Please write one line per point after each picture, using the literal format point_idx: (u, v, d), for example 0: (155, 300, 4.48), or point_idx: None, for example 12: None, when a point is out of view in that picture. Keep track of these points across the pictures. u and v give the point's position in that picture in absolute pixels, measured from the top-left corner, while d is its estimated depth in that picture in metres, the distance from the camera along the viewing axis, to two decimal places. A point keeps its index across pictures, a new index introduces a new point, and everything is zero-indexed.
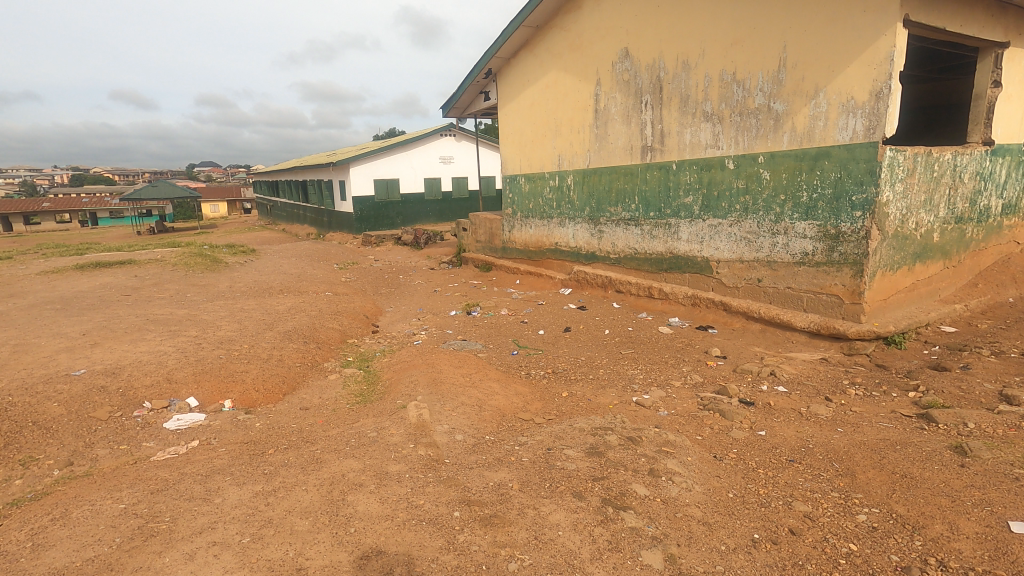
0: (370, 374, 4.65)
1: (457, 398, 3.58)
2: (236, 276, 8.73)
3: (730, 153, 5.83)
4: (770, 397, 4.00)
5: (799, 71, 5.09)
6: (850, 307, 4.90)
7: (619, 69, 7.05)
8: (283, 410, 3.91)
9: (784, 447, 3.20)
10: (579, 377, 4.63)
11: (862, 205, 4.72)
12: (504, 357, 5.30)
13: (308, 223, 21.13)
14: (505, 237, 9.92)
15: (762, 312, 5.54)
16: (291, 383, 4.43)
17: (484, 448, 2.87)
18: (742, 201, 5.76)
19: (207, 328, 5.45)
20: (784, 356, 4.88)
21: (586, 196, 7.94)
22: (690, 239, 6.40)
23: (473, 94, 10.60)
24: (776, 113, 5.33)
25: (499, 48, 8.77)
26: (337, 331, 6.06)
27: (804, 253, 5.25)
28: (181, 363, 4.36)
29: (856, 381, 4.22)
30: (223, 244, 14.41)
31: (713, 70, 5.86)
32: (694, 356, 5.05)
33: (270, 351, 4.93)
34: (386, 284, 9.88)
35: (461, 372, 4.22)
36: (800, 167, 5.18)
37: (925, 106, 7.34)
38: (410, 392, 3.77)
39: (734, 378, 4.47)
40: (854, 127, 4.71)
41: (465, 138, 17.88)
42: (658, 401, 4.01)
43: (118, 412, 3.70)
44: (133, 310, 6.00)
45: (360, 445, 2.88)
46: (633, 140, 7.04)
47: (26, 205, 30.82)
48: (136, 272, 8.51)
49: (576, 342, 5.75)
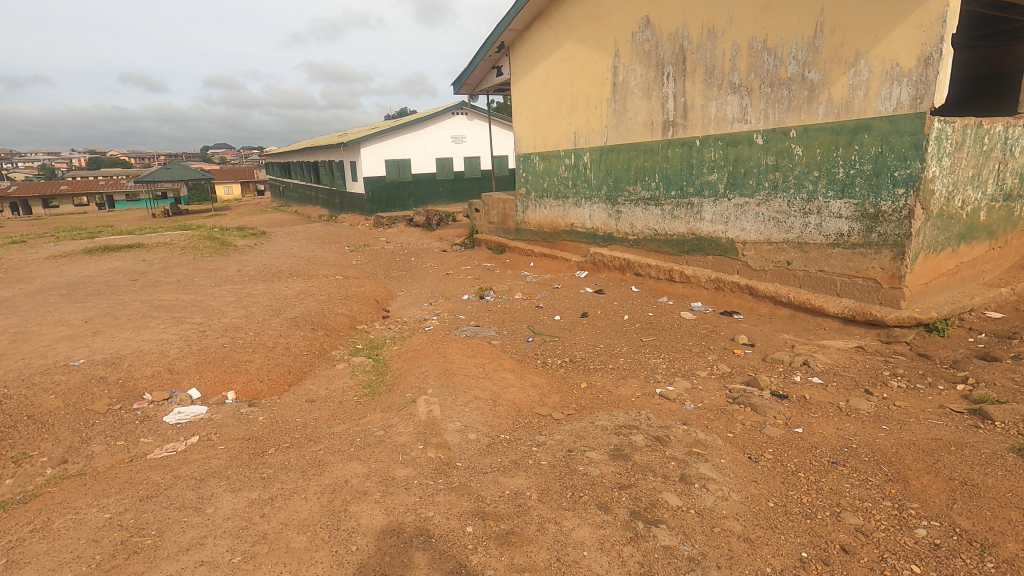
0: (379, 364, 4.46)
1: (470, 392, 3.36)
2: (245, 260, 8.58)
3: (758, 127, 5.47)
4: (805, 390, 3.73)
5: (836, 36, 4.70)
6: (889, 292, 4.59)
7: (639, 39, 6.67)
8: (288, 403, 3.73)
9: (825, 447, 2.94)
10: (598, 367, 4.40)
11: (905, 181, 4.37)
12: (519, 344, 5.07)
13: (319, 205, 20.94)
14: (518, 218, 9.63)
15: (792, 297, 5.23)
16: (297, 373, 4.24)
17: (498, 449, 2.66)
18: (772, 178, 5.42)
19: (212, 315, 5.29)
20: (816, 344, 4.58)
21: (603, 174, 7.61)
22: (714, 219, 6.07)
23: (484, 69, 10.22)
24: (811, 83, 4.95)
25: (511, 20, 8.37)
26: (346, 317, 5.87)
27: (839, 234, 4.91)
28: (184, 352, 4.20)
29: (898, 372, 3.93)
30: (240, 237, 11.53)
31: (742, 38, 5.47)
32: (719, 343, 4.78)
33: (276, 339, 4.75)
34: (398, 267, 9.67)
35: (475, 363, 4.01)
36: (837, 142, 4.82)
37: (978, 75, 6.93)
38: (420, 385, 3.56)
39: (764, 368, 4.20)
40: (899, 97, 4.34)
41: (477, 117, 17.49)
42: (683, 394, 3.78)
43: (116, 405, 3.55)
44: (140, 296, 5.88)
45: (366, 446, 2.67)
46: (654, 115, 6.68)
47: (43, 188, 31.10)
48: (144, 256, 8.38)
49: (595, 328, 5.50)
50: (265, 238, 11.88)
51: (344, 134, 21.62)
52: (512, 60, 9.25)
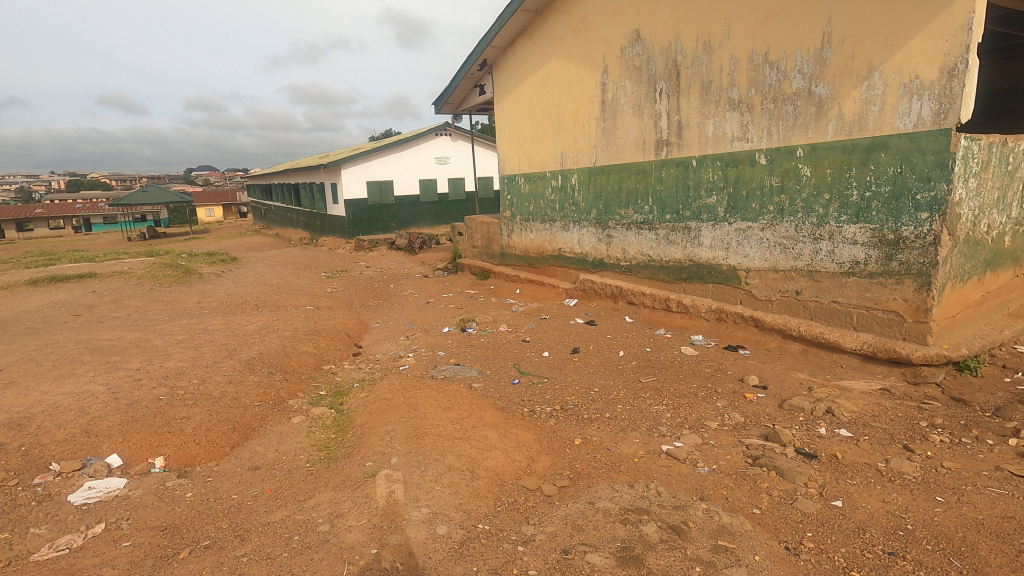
0: (342, 417, 3.86)
1: (442, 461, 2.80)
2: (208, 290, 7.96)
3: (761, 146, 5.05)
4: (835, 446, 3.21)
5: (847, 47, 4.31)
6: (913, 326, 4.13)
7: (629, 54, 6.28)
8: (226, 472, 3.13)
9: (875, 529, 2.42)
10: (594, 417, 3.85)
11: (928, 205, 3.96)
12: (503, 387, 4.51)
13: (300, 228, 20.37)
14: (504, 242, 9.13)
15: (802, 331, 4.76)
16: (243, 431, 3.63)
17: (474, 550, 2.11)
18: (777, 201, 4.98)
19: (155, 358, 4.66)
20: (837, 386, 4.09)
21: (592, 197, 7.16)
22: (713, 245, 5.62)
23: (466, 88, 9.82)
24: (819, 98, 4.54)
25: (494, 36, 7.98)
26: (311, 357, 5.28)
27: (854, 262, 4.47)
28: (109, 408, 3.57)
29: (936, 422, 3.43)
30: (206, 268, 10.12)
31: (741, 51, 5.08)
32: (728, 385, 4.26)
33: (224, 387, 4.14)
34: (376, 295, 9.09)
35: (452, 418, 3.43)
36: (849, 161, 4.40)
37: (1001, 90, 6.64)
38: (384, 450, 3.00)
39: (783, 417, 3.68)
40: (919, 112, 3.94)
41: (460, 137, 17.11)
42: (694, 453, 3.24)
43: (12, 480, 2.91)
44: (78, 335, 5.24)
45: (306, 550, 2.09)
46: (646, 134, 6.27)
47: (17, 211, 30.16)
48: (96, 287, 7.71)
49: (587, 366, 4.96)
50: (236, 265, 11.25)
51: (327, 157, 21.20)
52: (495, 79, 8.85)
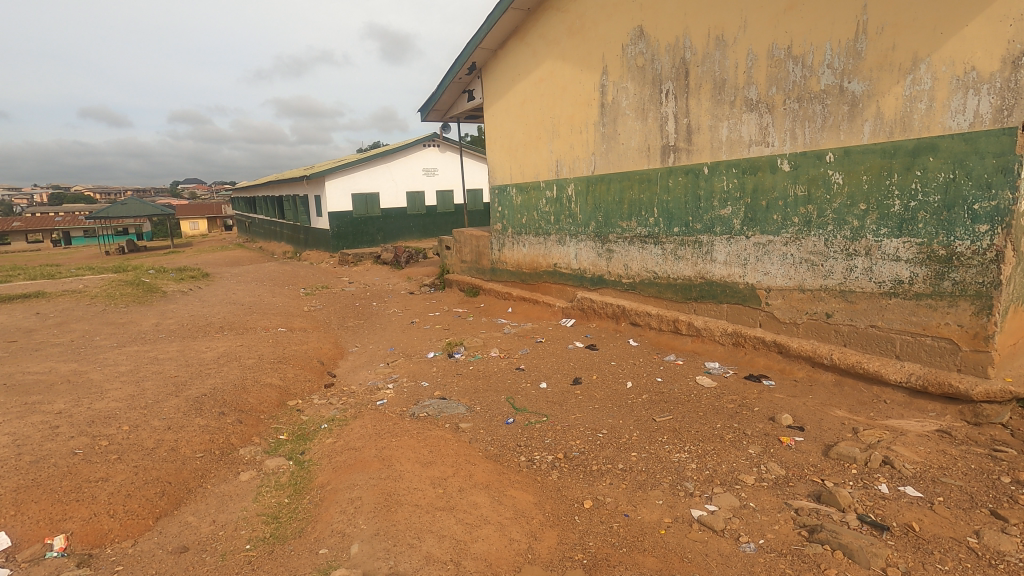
0: (301, 472, 3.19)
1: (418, 551, 2.16)
2: (169, 310, 7.25)
3: (783, 151, 4.51)
4: (906, 512, 2.59)
5: (886, 37, 3.79)
6: (971, 356, 3.56)
7: (632, 52, 5.74)
8: (141, 557, 2.44)
9: None
10: (605, 469, 3.21)
11: (988, 216, 3.41)
12: (496, 428, 3.87)
13: (284, 240, 19.66)
14: (494, 257, 8.52)
15: (835, 359, 4.18)
16: (175, 496, 2.95)
17: None
18: (803, 212, 4.43)
19: (84, 396, 3.96)
20: (886, 428, 3.49)
21: (591, 208, 6.58)
22: (729, 261, 5.05)
23: (454, 94, 9.25)
24: (852, 96, 4.01)
25: (483, 37, 7.42)
26: (274, 390, 4.60)
27: (897, 281, 3.90)
28: (6, 469, 2.87)
29: (1020, 477, 2.83)
30: (172, 285, 9.39)
31: (760, 46, 4.56)
32: (758, 427, 3.64)
33: (161, 434, 3.46)
34: (356, 315, 8.41)
35: (433, 478, 2.78)
36: (890, 167, 3.85)
37: None
38: (344, 530, 2.34)
39: (831, 469, 3.06)
40: (976, 108, 3.41)
41: (450, 149, 16.55)
42: (735, 522, 2.61)
43: None
44: (2, 368, 4.53)
45: None
46: (650, 139, 5.71)
47: None
48: (44, 308, 7.00)
49: (591, 401, 4.33)
50: (207, 282, 10.51)
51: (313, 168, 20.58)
52: (485, 83, 8.29)
